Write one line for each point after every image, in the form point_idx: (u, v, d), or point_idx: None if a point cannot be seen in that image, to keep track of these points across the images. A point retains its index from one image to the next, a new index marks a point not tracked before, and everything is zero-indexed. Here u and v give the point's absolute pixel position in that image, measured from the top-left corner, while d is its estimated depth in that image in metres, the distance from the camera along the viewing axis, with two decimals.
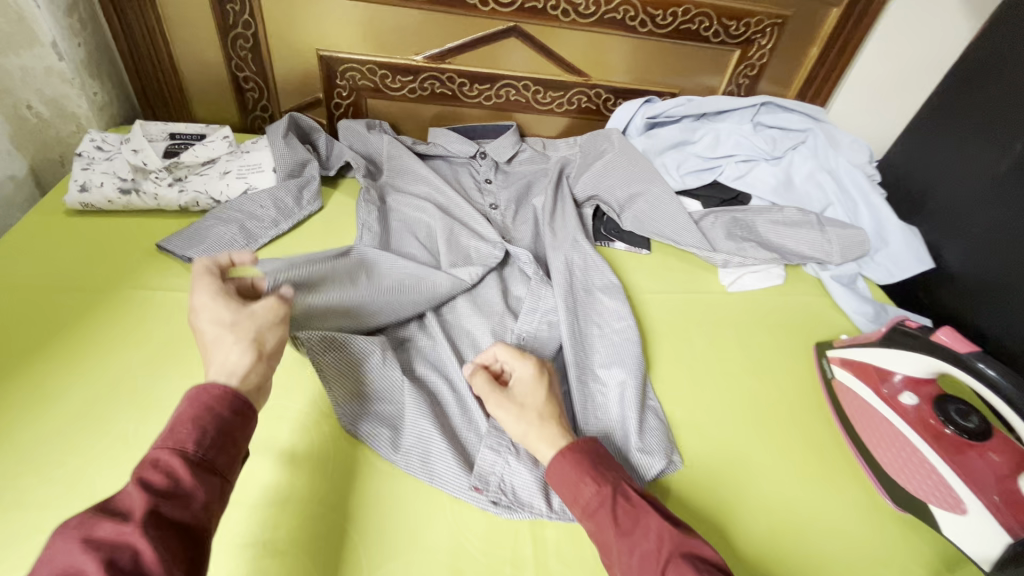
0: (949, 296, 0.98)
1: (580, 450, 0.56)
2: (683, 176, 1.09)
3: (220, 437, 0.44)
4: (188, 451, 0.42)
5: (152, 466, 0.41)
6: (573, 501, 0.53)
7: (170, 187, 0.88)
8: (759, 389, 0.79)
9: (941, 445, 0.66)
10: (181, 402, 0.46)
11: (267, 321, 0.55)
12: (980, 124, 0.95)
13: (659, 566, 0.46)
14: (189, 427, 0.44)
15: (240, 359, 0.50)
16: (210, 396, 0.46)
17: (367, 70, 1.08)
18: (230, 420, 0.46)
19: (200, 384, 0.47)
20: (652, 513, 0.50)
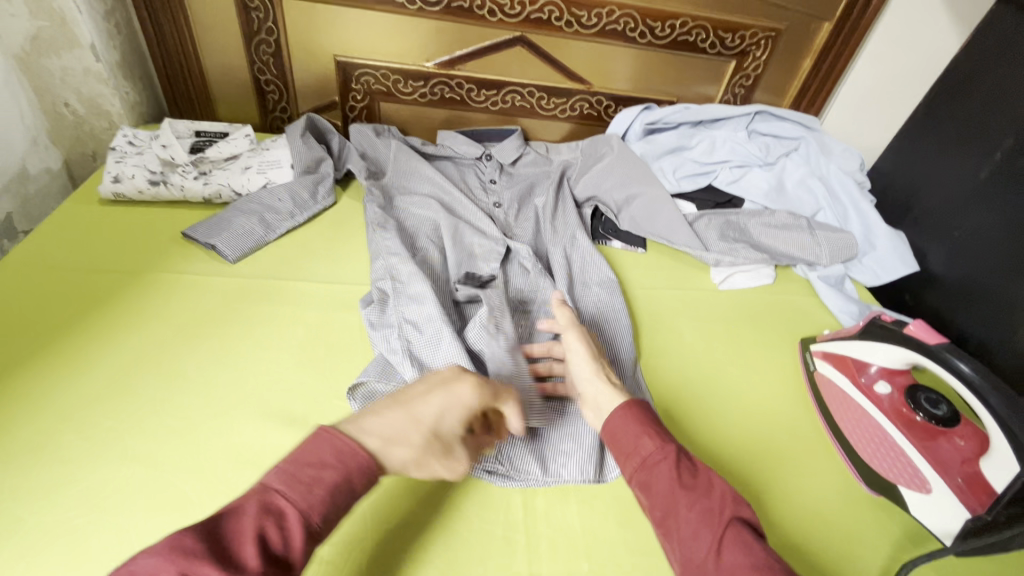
0: (934, 298, 1.02)
1: (641, 408, 0.57)
2: (679, 180, 1.15)
3: (342, 513, 0.45)
4: (309, 519, 0.43)
5: (273, 515, 0.41)
6: (630, 453, 0.54)
7: (195, 180, 0.94)
8: (744, 379, 0.83)
9: (912, 431, 0.70)
10: (328, 446, 0.46)
11: (460, 391, 0.55)
12: (963, 133, 0.99)
13: (719, 525, 0.47)
14: (325, 492, 0.44)
15: (395, 433, 0.50)
16: (356, 467, 0.46)
17: (381, 75, 1.14)
18: (356, 497, 0.46)
19: (353, 443, 0.47)
20: (713, 476, 0.51)
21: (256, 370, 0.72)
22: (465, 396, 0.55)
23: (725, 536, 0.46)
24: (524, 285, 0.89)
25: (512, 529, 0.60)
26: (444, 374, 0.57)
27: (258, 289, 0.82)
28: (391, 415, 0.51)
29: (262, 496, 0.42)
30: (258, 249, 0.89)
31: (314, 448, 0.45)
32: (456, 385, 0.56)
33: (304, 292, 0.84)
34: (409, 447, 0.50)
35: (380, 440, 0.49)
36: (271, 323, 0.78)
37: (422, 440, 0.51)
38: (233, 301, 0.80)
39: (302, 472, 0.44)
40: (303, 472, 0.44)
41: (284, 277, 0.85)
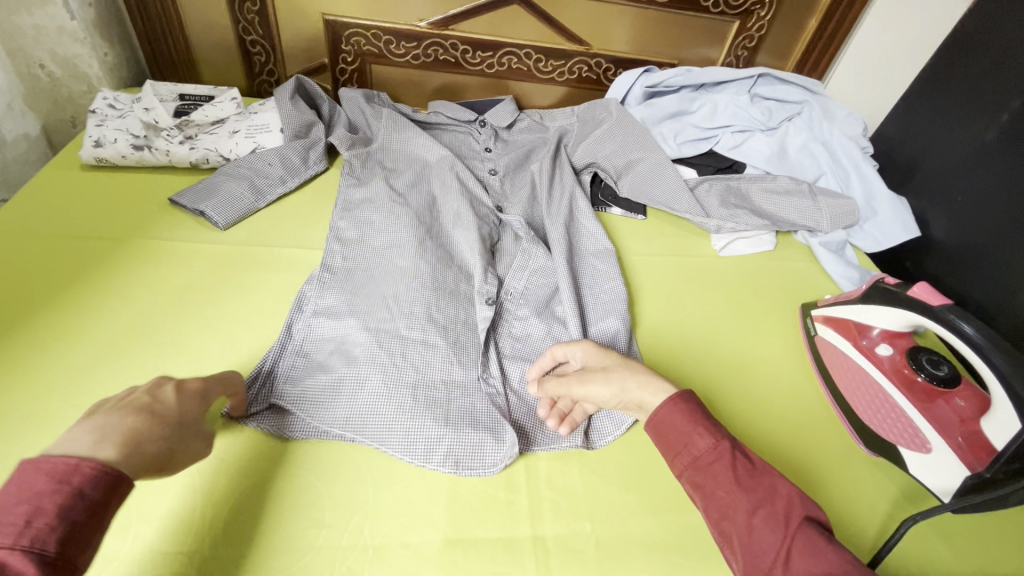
0: (934, 263, 1.01)
1: (688, 401, 0.53)
2: (680, 146, 1.12)
3: (90, 528, 0.38)
4: (43, 552, 0.35)
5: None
6: (681, 451, 0.51)
7: (181, 145, 0.90)
8: (744, 344, 0.83)
9: (913, 392, 0.70)
10: (15, 481, 0.37)
11: (161, 384, 0.50)
12: (969, 95, 0.97)
13: (786, 529, 0.44)
14: (53, 521, 0.36)
15: (110, 441, 0.43)
16: (86, 479, 0.38)
17: (372, 36, 1.10)
18: (100, 505, 0.39)
19: (71, 463, 0.39)
20: (775, 475, 0.47)
21: (252, 338, 0.70)
22: (184, 385, 0.52)
23: (793, 540, 0.43)
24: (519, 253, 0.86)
25: (513, 491, 0.60)
26: (158, 376, 0.51)
27: (249, 257, 0.80)
28: (124, 416, 0.45)
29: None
30: (248, 216, 0.87)
31: (16, 486, 0.37)
32: (182, 382, 0.52)
33: (297, 258, 0.82)
34: (150, 435, 0.45)
35: (120, 439, 0.43)
36: (263, 290, 0.76)
37: (163, 422, 0.47)
38: (225, 269, 0.78)
39: (11, 514, 0.35)
40: (14, 513, 0.35)
41: (277, 245, 0.83)
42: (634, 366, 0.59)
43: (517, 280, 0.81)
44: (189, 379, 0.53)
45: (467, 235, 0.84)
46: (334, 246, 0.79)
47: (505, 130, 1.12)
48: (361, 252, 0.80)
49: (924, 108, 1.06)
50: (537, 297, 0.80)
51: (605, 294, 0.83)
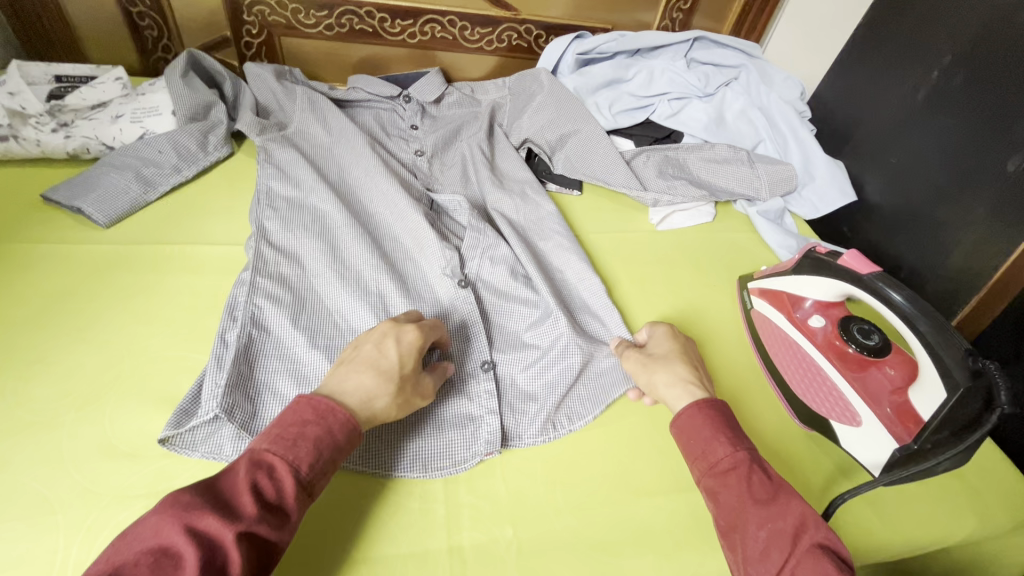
0: (870, 228, 1.00)
1: (721, 412, 0.52)
2: (615, 115, 1.06)
3: (331, 463, 0.46)
4: (300, 472, 0.43)
5: (265, 469, 0.42)
6: (697, 458, 0.50)
7: (54, 133, 0.80)
8: (681, 321, 0.80)
9: (845, 364, 0.68)
10: (297, 402, 0.47)
11: (405, 335, 0.55)
12: (900, 53, 0.95)
13: (793, 548, 0.43)
14: (310, 448, 0.44)
15: (366, 386, 0.50)
16: (336, 421, 0.46)
17: (276, 5, 1.00)
18: (342, 446, 0.46)
19: (329, 401, 0.47)
20: (793, 495, 0.46)
21: (136, 350, 0.63)
22: (406, 339, 0.55)
23: (799, 562, 0.42)
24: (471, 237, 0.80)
25: (431, 500, 0.56)
26: (385, 328, 0.55)
27: (140, 256, 0.72)
28: (368, 374, 0.51)
29: (258, 452, 0.43)
30: (138, 211, 0.78)
31: (292, 411, 0.46)
32: (402, 333, 0.55)
33: (195, 255, 0.74)
34: (379, 393, 0.50)
35: (357, 396, 0.49)
36: (154, 293, 0.69)
37: (389, 382, 0.51)
38: (108, 271, 0.70)
39: (288, 430, 0.45)
40: (289, 430, 0.45)
41: (171, 242, 0.75)
42: (674, 363, 0.59)
43: (479, 267, 0.76)
44: (407, 328, 0.56)
45: (417, 222, 0.78)
46: (266, 250, 0.71)
47: (432, 104, 1.04)
48: (296, 253, 0.72)
49: (858, 68, 1.04)
50: (496, 279, 0.75)
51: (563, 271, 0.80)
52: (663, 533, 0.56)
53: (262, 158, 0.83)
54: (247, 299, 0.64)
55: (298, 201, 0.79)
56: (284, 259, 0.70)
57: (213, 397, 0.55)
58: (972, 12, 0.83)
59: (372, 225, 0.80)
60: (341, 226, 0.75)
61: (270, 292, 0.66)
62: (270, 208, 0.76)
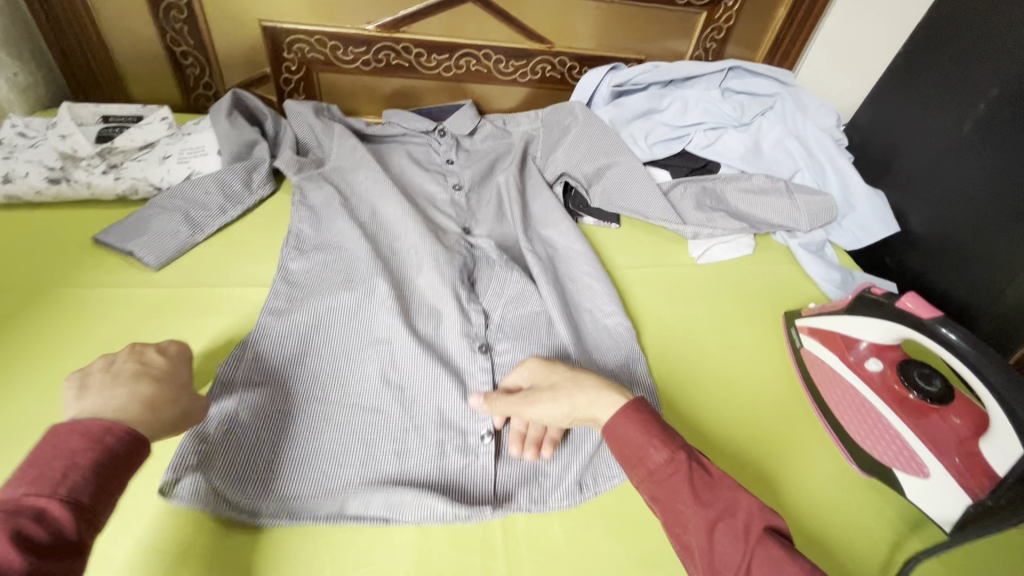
0: (914, 259, 0.98)
1: (643, 410, 0.50)
2: (651, 146, 1.06)
3: (114, 483, 0.39)
4: (79, 501, 0.37)
5: (30, 513, 0.35)
6: (637, 466, 0.47)
7: (104, 175, 0.81)
8: (727, 361, 0.78)
9: (905, 410, 0.66)
10: (58, 439, 0.39)
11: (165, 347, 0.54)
12: (943, 84, 0.94)
13: (746, 542, 0.41)
14: (85, 475, 0.38)
15: (140, 392, 0.47)
16: (115, 439, 0.41)
17: (316, 42, 1.01)
18: (124, 464, 0.41)
19: (95, 424, 0.41)
20: (732, 484, 0.44)
21: None
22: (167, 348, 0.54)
23: (754, 557, 0.40)
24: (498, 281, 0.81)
25: (491, 556, 0.55)
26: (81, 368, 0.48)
27: (189, 298, 0.73)
28: (122, 384, 0.47)
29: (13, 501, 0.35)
30: (186, 252, 0.78)
31: (53, 445, 0.39)
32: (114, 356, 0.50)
33: (242, 297, 0.74)
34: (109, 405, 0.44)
35: (119, 407, 0.44)
36: (203, 339, 0.68)
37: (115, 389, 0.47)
38: (158, 316, 0.70)
39: (47, 468, 0.37)
40: (49, 467, 0.38)
41: (219, 283, 0.75)
42: (579, 377, 0.55)
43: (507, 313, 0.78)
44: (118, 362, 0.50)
45: (442, 269, 0.78)
46: (282, 288, 0.73)
47: (467, 137, 1.04)
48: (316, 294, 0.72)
49: (898, 98, 1.02)
50: (530, 324, 0.76)
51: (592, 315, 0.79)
52: None
53: (296, 201, 0.85)
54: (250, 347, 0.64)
55: (333, 246, 0.80)
56: (303, 302, 0.71)
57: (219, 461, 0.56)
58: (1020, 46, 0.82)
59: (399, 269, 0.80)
60: (364, 265, 0.76)
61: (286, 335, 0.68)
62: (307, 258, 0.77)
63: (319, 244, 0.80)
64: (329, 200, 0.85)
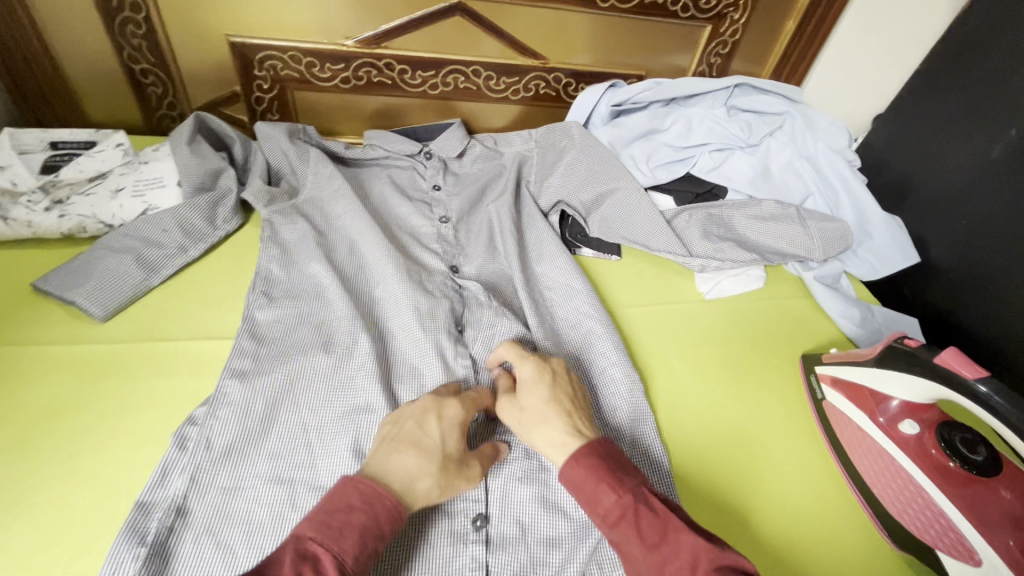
0: (935, 293, 0.92)
1: (595, 451, 0.52)
2: (653, 170, 0.99)
3: (372, 554, 0.45)
4: (344, 565, 0.42)
5: (310, 561, 0.41)
6: (592, 509, 0.50)
7: (47, 212, 0.73)
8: (744, 417, 0.71)
9: (945, 479, 0.59)
10: (350, 485, 0.47)
11: (448, 410, 0.56)
12: (967, 106, 0.87)
13: None
14: (356, 538, 0.44)
15: (410, 468, 0.50)
16: (384, 507, 0.46)
17: (290, 58, 0.93)
18: (387, 535, 0.46)
19: (376, 486, 0.48)
20: (680, 526, 0.47)
21: (134, 481, 0.54)
22: (447, 412, 0.56)
23: None
24: (487, 329, 0.74)
25: None
26: (426, 403, 0.56)
27: (141, 355, 0.64)
28: (406, 451, 0.52)
29: (303, 542, 0.43)
30: (139, 298, 0.70)
31: (340, 494, 0.46)
32: (443, 410, 0.56)
33: (203, 352, 0.66)
34: (422, 472, 0.51)
35: (404, 481, 0.50)
36: (155, 405, 0.60)
37: (434, 466, 0.51)
38: (105, 376, 0.62)
39: (333, 518, 0.45)
40: (335, 517, 0.45)
41: (176, 335, 0.67)
42: (548, 417, 0.55)
43: None
44: (448, 403, 0.57)
45: (422, 317, 0.71)
46: (246, 343, 0.64)
47: (455, 160, 0.96)
48: (280, 353, 0.65)
49: (916, 119, 0.96)
50: None
51: (594, 369, 0.71)
52: None
53: (264, 236, 0.77)
54: (202, 422, 0.57)
55: (310, 291, 0.73)
56: (267, 360, 0.63)
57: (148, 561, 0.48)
58: None
59: (378, 319, 0.73)
60: (340, 317, 0.69)
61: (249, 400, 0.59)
62: (275, 306, 0.70)
63: (290, 288, 0.73)
64: (305, 237, 0.78)
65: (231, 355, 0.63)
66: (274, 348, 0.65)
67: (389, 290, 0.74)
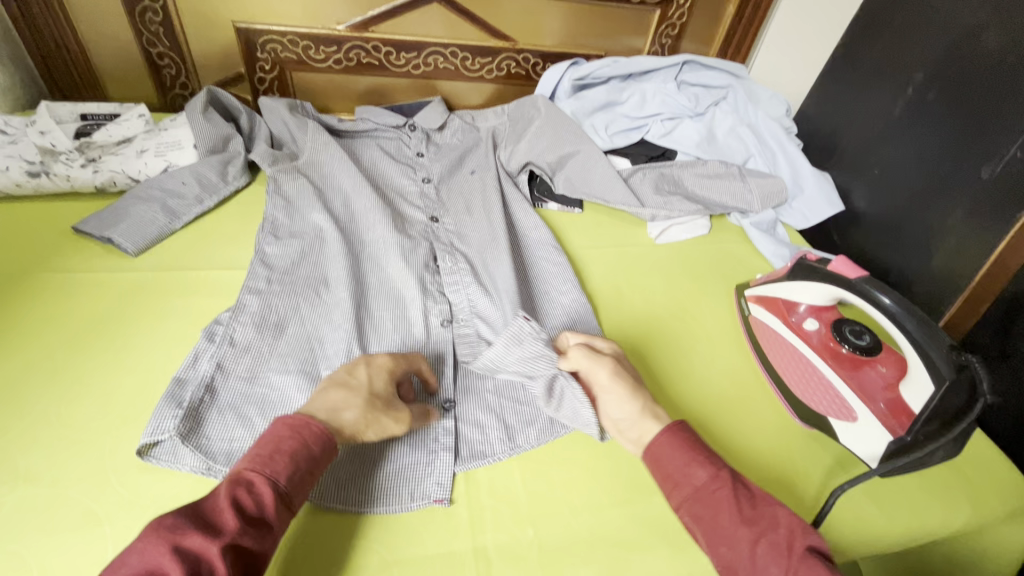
0: (859, 236, 1.05)
1: (683, 430, 0.56)
2: (611, 136, 1.12)
3: (306, 473, 0.51)
4: (277, 485, 0.49)
5: (245, 486, 0.48)
6: (679, 483, 0.52)
7: (83, 168, 0.84)
8: (683, 333, 0.83)
9: (839, 363, 0.72)
10: (279, 423, 0.53)
11: (377, 360, 0.62)
12: (878, 71, 1.01)
13: (789, 560, 0.46)
14: (286, 461, 0.50)
15: (334, 400, 0.56)
16: (309, 433, 0.52)
17: (289, 42, 1.06)
18: (318, 455, 0.52)
19: (301, 418, 0.53)
20: (775, 506, 0.50)
21: (168, 370, 0.66)
22: (376, 362, 0.62)
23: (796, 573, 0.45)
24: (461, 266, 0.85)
25: (453, 504, 0.59)
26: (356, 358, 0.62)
27: (168, 281, 0.76)
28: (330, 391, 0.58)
29: (236, 473, 0.48)
30: (164, 239, 0.82)
31: (270, 430, 0.52)
32: (372, 361, 0.62)
33: (221, 280, 0.78)
34: (347, 402, 0.57)
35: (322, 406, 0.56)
36: (183, 318, 0.72)
37: (359, 398, 0.57)
38: (138, 296, 0.73)
39: (264, 448, 0.51)
40: (265, 448, 0.51)
41: (196, 267, 0.79)
42: (650, 395, 0.62)
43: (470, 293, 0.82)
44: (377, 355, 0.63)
45: (402, 254, 0.83)
46: (259, 268, 0.76)
47: (436, 131, 1.09)
48: (286, 278, 0.76)
49: (839, 87, 1.10)
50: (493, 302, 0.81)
51: (555, 297, 0.84)
52: (674, 529, 0.59)
53: (270, 190, 0.89)
54: (226, 323, 0.68)
55: (309, 233, 0.85)
56: (271, 284, 0.75)
57: (178, 419, 0.58)
58: (942, 31, 0.89)
59: (367, 258, 0.84)
60: (333, 253, 0.81)
61: (267, 310, 0.72)
62: (280, 243, 0.81)
63: (292, 232, 0.84)
64: (302, 190, 0.90)
65: (248, 278, 0.75)
66: (276, 273, 0.77)
67: (377, 235, 0.86)
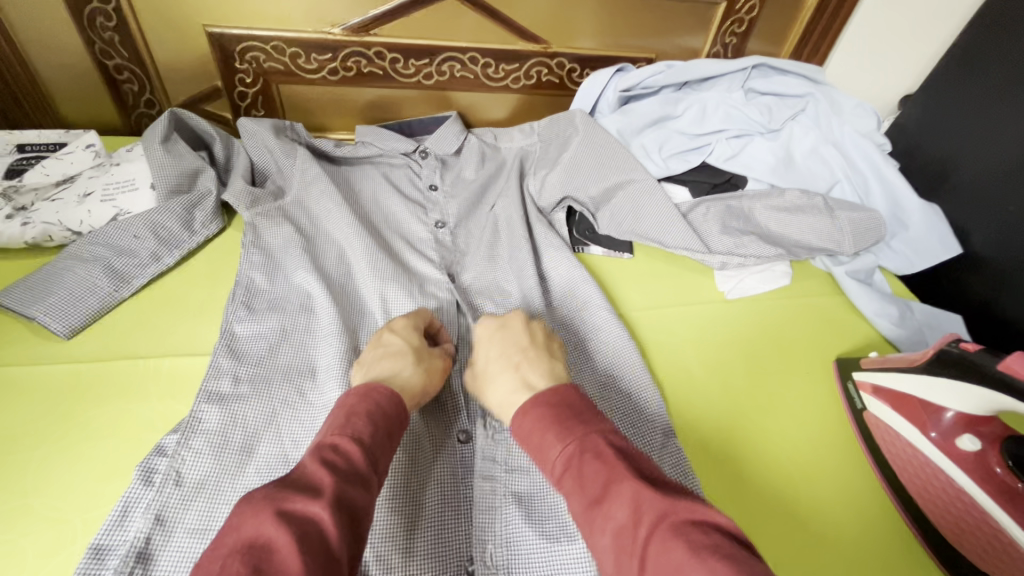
0: (980, 285, 0.84)
1: (543, 403, 0.44)
2: (666, 160, 0.91)
3: (388, 433, 0.42)
4: (364, 442, 0.39)
5: (329, 448, 0.38)
6: (541, 465, 0.42)
7: (9, 219, 0.67)
8: (775, 434, 0.64)
9: (1012, 502, 0.53)
10: (349, 392, 0.44)
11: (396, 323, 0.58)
12: (1015, 80, 0.80)
13: (641, 551, 0.34)
14: (365, 419, 0.41)
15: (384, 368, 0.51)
16: (382, 393, 0.43)
17: (272, 49, 0.87)
18: (396, 415, 0.43)
19: (366, 383, 0.45)
20: (626, 477, 0.38)
21: (90, 521, 0.48)
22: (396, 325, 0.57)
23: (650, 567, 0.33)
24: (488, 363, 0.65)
25: None
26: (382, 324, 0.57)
27: (107, 375, 0.58)
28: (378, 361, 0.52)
29: (315, 440, 0.39)
30: (107, 312, 0.64)
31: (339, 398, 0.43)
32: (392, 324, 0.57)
33: (174, 371, 0.60)
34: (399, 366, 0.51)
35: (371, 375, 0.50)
36: (119, 431, 0.54)
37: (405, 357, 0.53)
38: (62, 403, 0.56)
39: (337, 415, 0.41)
40: (337, 415, 0.41)
41: (146, 352, 0.61)
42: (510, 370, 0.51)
43: None
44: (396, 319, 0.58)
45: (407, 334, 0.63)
46: (224, 360, 0.59)
47: (452, 155, 0.89)
48: (260, 373, 0.59)
49: (954, 100, 0.89)
50: None
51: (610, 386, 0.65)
52: None
53: (246, 240, 0.70)
54: (171, 453, 0.51)
55: (294, 301, 0.66)
56: (238, 384, 0.57)
57: None
58: None
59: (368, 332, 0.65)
60: (323, 332, 0.62)
61: (229, 428, 0.54)
62: (254, 321, 0.63)
63: (271, 301, 0.66)
64: (287, 238, 0.71)
65: (208, 376, 0.57)
66: (248, 368, 0.59)
67: (375, 301, 0.68)
